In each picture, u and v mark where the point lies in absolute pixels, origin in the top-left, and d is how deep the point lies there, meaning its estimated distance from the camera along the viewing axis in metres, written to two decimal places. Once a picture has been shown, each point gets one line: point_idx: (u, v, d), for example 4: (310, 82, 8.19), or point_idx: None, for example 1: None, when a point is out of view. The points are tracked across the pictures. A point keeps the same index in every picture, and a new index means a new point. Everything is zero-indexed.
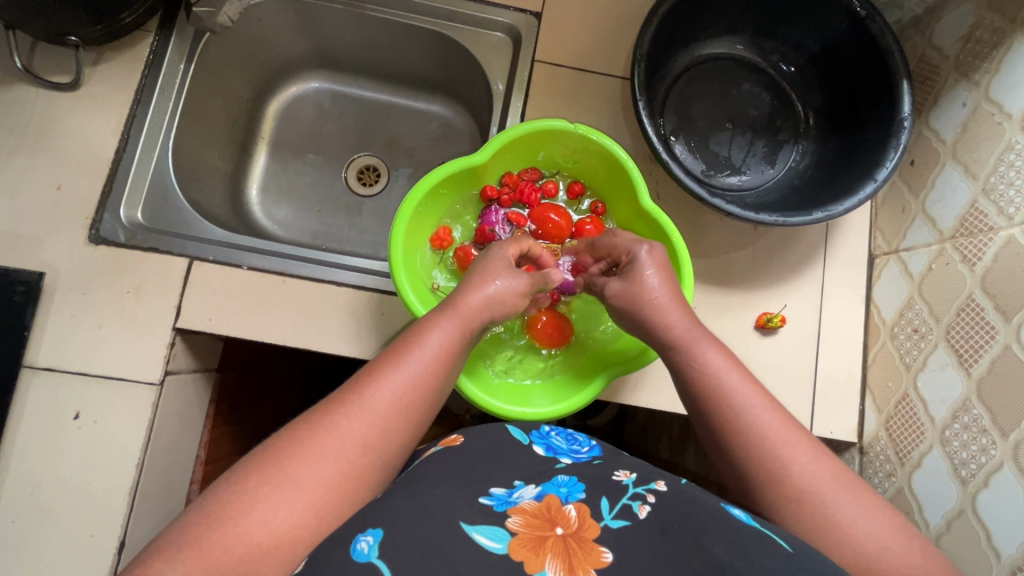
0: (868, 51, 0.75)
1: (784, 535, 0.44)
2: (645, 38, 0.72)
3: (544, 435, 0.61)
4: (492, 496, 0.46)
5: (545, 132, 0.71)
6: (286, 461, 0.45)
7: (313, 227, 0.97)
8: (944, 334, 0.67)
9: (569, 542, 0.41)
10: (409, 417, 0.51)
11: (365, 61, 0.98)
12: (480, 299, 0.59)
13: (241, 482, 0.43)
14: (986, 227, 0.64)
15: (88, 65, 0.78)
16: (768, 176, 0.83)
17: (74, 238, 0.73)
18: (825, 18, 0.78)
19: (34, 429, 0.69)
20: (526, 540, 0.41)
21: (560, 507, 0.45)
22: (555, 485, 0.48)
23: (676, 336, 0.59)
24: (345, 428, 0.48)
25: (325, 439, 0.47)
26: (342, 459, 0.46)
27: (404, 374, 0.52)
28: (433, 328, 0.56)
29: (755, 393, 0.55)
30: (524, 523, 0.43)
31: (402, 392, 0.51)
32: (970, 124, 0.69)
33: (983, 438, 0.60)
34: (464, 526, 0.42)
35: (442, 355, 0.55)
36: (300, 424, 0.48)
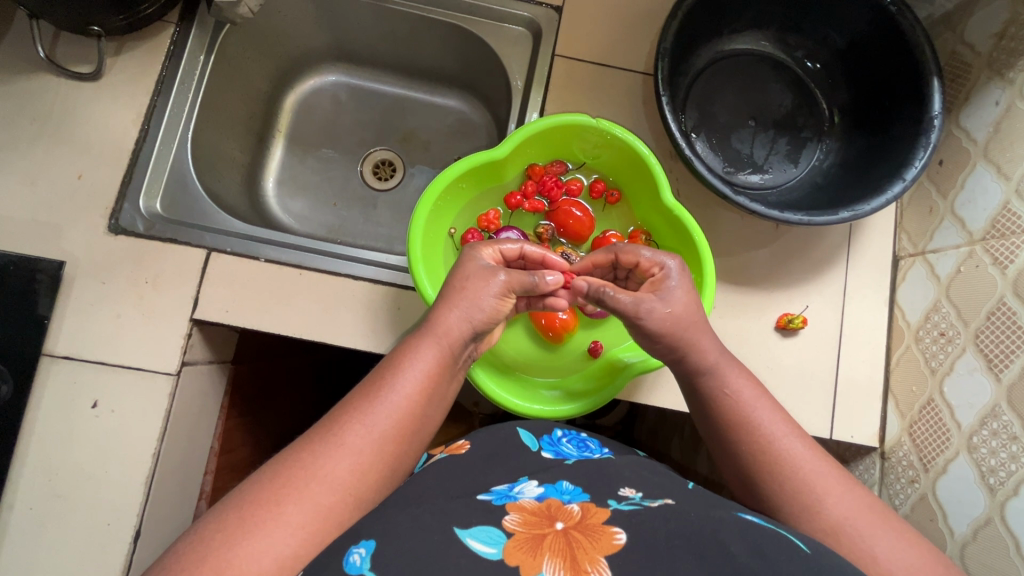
0: (897, 47, 0.73)
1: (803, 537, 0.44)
2: (669, 33, 0.70)
3: (555, 441, 0.61)
4: (493, 492, 0.48)
5: (566, 127, 0.70)
6: (260, 503, 0.44)
7: (328, 220, 0.97)
8: (973, 338, 0.66)
9: (571, 534, 0.41)
10: (389, 449, 0.51)
11: (384, 54, 0.98)
12: (460, 316, 0.58)
13: (226, 516, 0.44)
14: (1019, 229, 0.62)
15: (110, 55, 0.78)
16: (791, 175, 0.82)
17: (94, 227, 0.73)
18: (853, 14, 0.76)
19: (51, 417, 0.69)
20: (522, 541, 0.40)
21: (560, 504, 0.45)
22: (558, 490, 0.48)
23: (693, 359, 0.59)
24: (322, 465, 0.48)
25: (302, 476, 0.47)
26: (318, 497, 0.46)
27: (381, 406, 0.53)
28: (412, 354, 0.57)
29: (778, 416, 0.56)
30: (521, 522, 0.42)
31: (379, 424, 0.52)
32: (1003, 124, 0.67)
33: (1013, 445, 0.58)
34: (457, 531, 0.41)
35: (422, 382, 0.55)
36: (275, 465, 0.48)
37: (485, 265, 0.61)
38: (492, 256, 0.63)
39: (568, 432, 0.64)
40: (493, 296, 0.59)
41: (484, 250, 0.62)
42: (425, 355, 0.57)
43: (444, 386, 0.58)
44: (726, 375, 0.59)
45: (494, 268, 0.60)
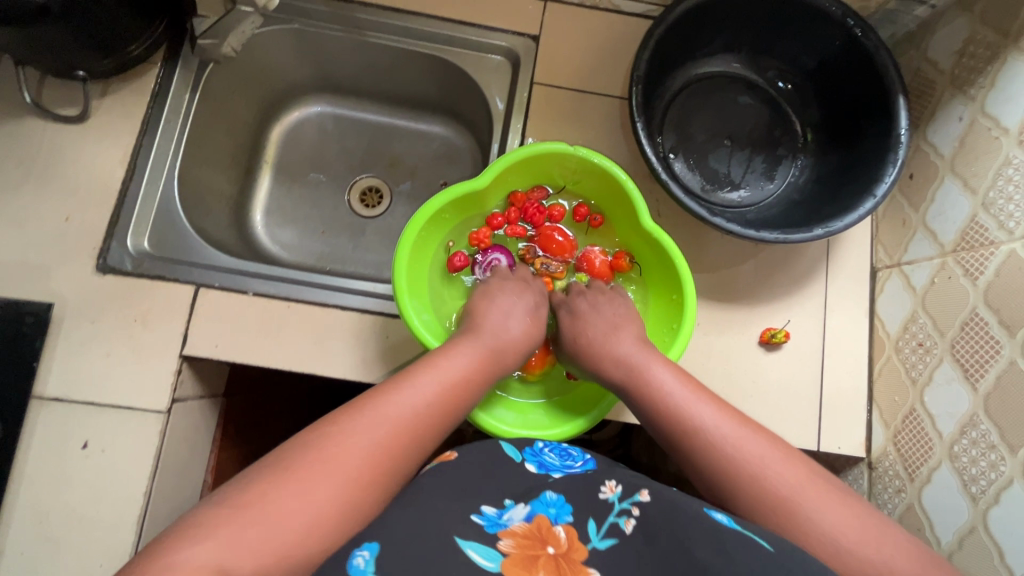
0: (864, 67, 0.76)
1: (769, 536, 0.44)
2: (642, 60, 0.72)
3: (538, 452, 0.60)
4: (484, 516, 0.47)
5: (545, 155, 0.72)
6: (293, 468, 0.45)
7: (317, 248, 0.98)
8: (949, 348, 0.67)
9: (561, 563, 0.42)
10: (416, 444, 0.52)
11: (367, 84, 1.00)
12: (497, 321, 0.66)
13: (295, 449, 0.47)
14: (987, 241, 0.64)
15: (95, 97, 0.80)
16: (768, 191, 0.84)
17: (82, 268, 0.74)
18: (820, 37, 0.79)
19: (41, 459, 0.69)
20: (518, 560, 0.42)
21: (550, 527, 0.45)
22: (544, 503, 0.48)
23: (674, 407, 0.59)
24: (354, 442, 0.48)
25: (335, 449, 0.47)
26: (346, 474, 0.46)
27: (414, 398, 0.54)
28: (455, 350, 0.62)
29: (782, 465, 0.52)
30: (516, 544, 0.43)
31: (410, 416, 0.53)
32: (967, 139, 0.70)
33: (992, 454, 0.59)
34: (459, 541, 0.43)
35: (467, 369, 0.60)
36: (309, 434, 0.48)
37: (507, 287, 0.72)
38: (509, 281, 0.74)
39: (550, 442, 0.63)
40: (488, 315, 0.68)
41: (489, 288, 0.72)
42: (472, 348, 0.63)
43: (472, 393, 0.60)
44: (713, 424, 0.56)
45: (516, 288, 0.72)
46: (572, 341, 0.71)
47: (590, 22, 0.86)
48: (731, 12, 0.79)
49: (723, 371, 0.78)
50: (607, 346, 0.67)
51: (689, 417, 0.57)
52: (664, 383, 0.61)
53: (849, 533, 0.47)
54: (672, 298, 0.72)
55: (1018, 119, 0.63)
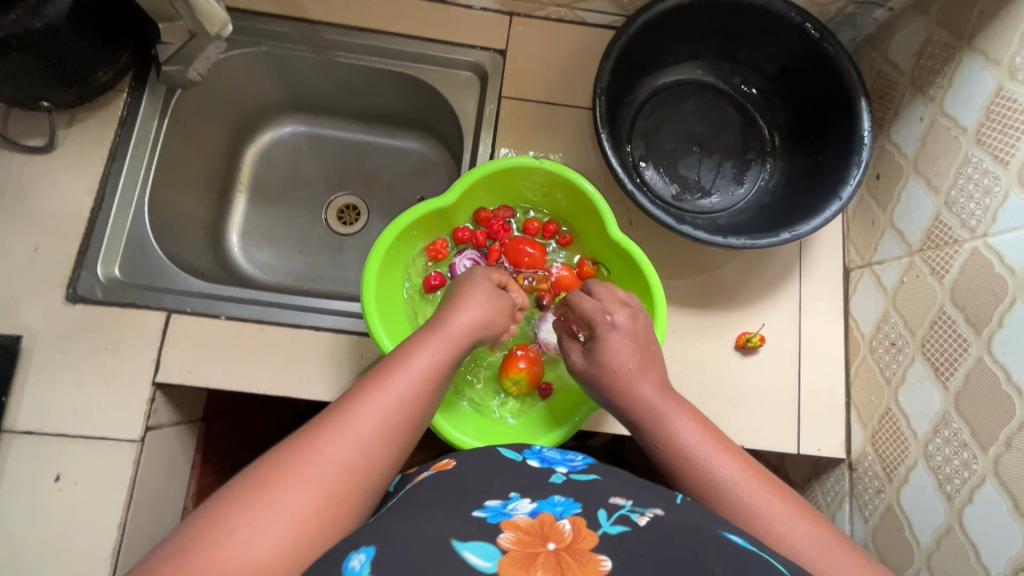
0: (825, 70, 0.76)
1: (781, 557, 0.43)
2: (605, 71, 0.72)
3: (537, 449, 0.60)
4: (487, 508, 0.45)
5: (512, 169, 0.73)
6: (268, 484, 0.41)
7: (295, 268, 0.98)
8: (920, 346, 0.68)
9: (563, 556, 0.38)
10: (399, 436, 0.49)
11: (339, 103, 1.00)
12: (471, 313, 0.61)
13: (244, 486, 0.41)
14: (951, 239, 0.65)
15: (62, 126, 0.80)
16: (738, 196, 0.84)
17: (52, 298, 0.74)
18: (781, 42, 0.79)
19: (13, 493, 0.69)
20: (517, 557, 0.38)
21: (553, 522, 0.42)
22: (551, 502, 0.46)
23: (692, 461, 0.54)
24: (331, 448, 0.45)
25: (311, 459, 0.43)
26: (329, 480, 0.43)
27: (392, 393, 0.50)
28: (417, 350, 0.56)
29: (808, 525, 0.47)
30: (516, 539, 0.40)
31: (389, 410, 0.49)
32: (928, 138, 0.70)
33: (964, 452, 0.60)
34: (454, 543, 0.39)
35: (430, 371, 0.54)
36: (280, 447, 0.44)
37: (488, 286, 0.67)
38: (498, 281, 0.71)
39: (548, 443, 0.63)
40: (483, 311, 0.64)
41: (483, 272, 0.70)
42: (433, 345, 0.57)
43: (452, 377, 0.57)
44: (733, 479, 0.51)
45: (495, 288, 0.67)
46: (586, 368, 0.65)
47: (556, 35, 0.87)
48: (693, 21, 0.79)
49: (702, 378, 0.78)
50: (629, 391, 0.61)
51: (707, 471, 0.53)
52: (683, 433, 0.56)
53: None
54: None
55: (976, 119, 0.64)
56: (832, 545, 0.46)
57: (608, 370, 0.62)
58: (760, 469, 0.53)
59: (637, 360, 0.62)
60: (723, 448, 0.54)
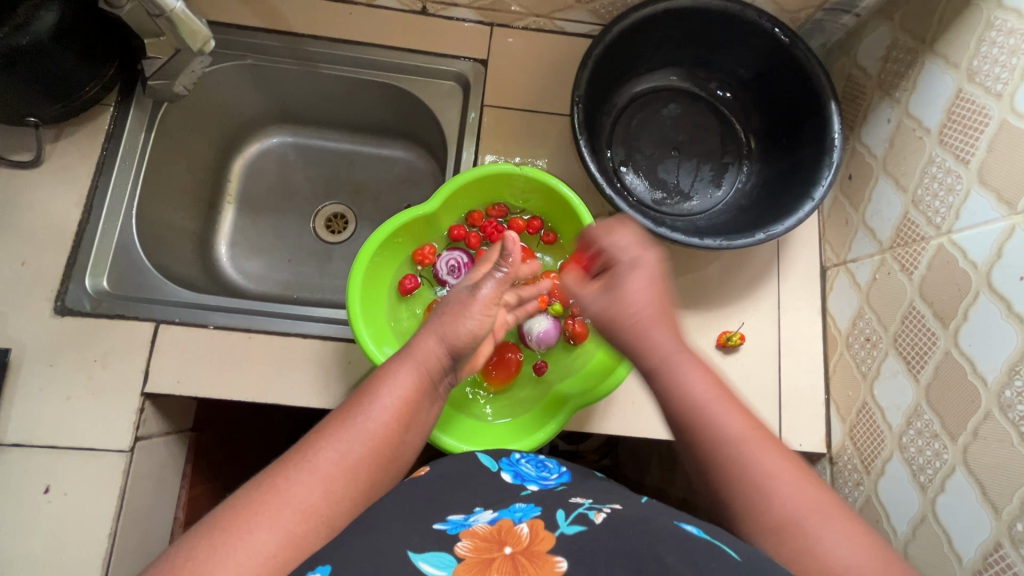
0: (796, 76, 0.79)
1: (734, 544, 0.44)
2: (582, 80, 0.74)
3: (514, 461, 0.62)
4: (449, 522, 0.47)
5: (494, 176, 0.75)
6: (229, 530, 0.42)
7: (284, 277, 0.99)
8: (893, 341, 0.70)
9: (519, 559, 0.41)
10: (363, 476, 0.50)
11: (326, 113, 1.02)
12: (439, 337, 0.61)
13: (213, 527, 0.43)
14: (918, 237, 0.67)
15: (49, 141, 0.80)
16: (716, 199, 0.86)
17: (40, 311, 0.74)
18: (752, 49, 0.82)
19: (3, 506, 0.69)
20: (472, 565, 0.41)
21: (511, 527, 0.45)
22: (511, 511, 0.48)
23: (696, 408, 0.50)
24: (293, 491, 0.46)
25: (272, 503, 0.45)
26: (289, 525, 0.44)
27: (356, 432, 0.51)
28: (388, 380, 0.56)
29: (810, 492, 0.45)
30: (472, 546, 0.43)
31: (354, 450, 0.50)
32: (896, 139, 0.73)
33: (936, 442, 0.61)
34: (410, 554, 0.42)
35: (401, 403, 0.55)
36: (246, 490, 0.46)
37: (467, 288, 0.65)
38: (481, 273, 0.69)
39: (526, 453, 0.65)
40: (471, 320, 0.63)
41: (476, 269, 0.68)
42: (404, 374, 0.57)
43: (422, 411, 0.58)
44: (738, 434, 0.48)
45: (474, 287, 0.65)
46: (599, 309, 0.58)
47: (536, 45, 0.89)
48: (667, 30, 0.82)
49: None
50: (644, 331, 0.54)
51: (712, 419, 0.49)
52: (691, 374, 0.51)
53: (875, 571, 0.42)
54: None
55: (938, 120, 0.66)
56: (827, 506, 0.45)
57: (627, 307, 0.56)
58: (760, 426, 0.50)
59: (655, 302, 0.56)
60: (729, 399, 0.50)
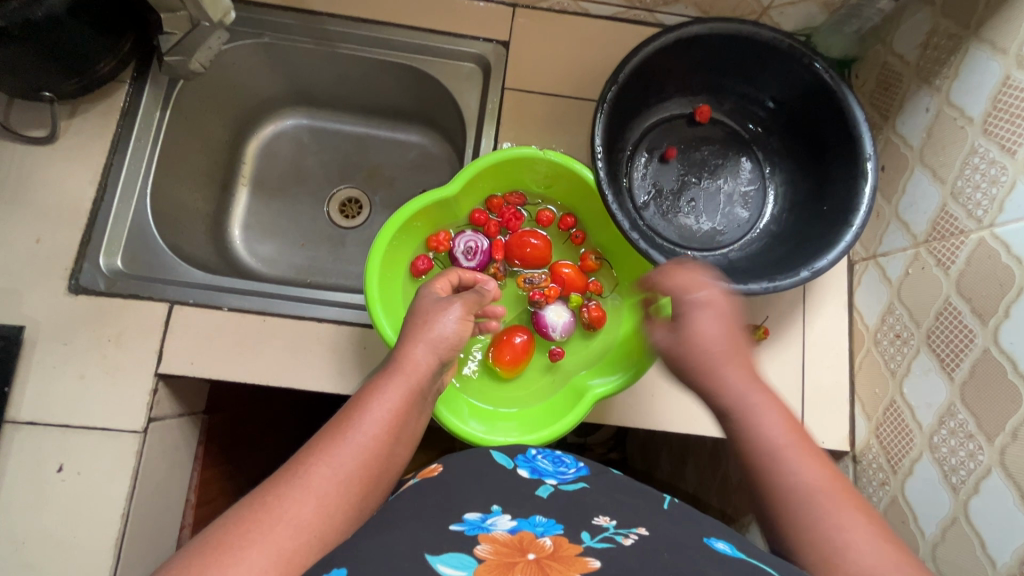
0: (822, 100, 0.75)
1: (773, 563, 0.42)
2: (600, 121, 0.71)
3: (531, 458, 0.61)
4: (465, 522, 0.46)
5: (516, 160, 0.73)
6: (217, 552, 0.40)
7: (297, 262, 0.97)
8: (926, 338, 0.67)
9: (543, 564, 0.40)
10: (357, 489, 0.48)
11: (342, 95, 1.00)
12: (424, 349, 0.59)
13: (204, 549, 0.41)
14: (957, 230, 0.64)
15: (64, 118, 0.79)
16: (745, 228, 0.83)
17: (54, 289, 0.74)
18: (774, 71, 0.78)
19: (16, 483, 0.69)
20: (493, 567, 0.39)
21: (533, 539, 0.44)
22: (532, 523, 0.47)
23: (766, 445, 0.50)
24: (284, 508, 0.44)
25: (262, 522, 0.43)
26: (280, 543, 0.42)
27: (347, 446, 0.50)
28: (377, 393, 0.55)
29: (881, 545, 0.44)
30: (493, 551, 0.41)
31: (345, 464, 0.49)
32: (934, 129, 0.70)
33: (970, 443, 0.59)
34: (427, 557, 0.40)
35: (391, 414, 0.54)
36: (236, 511, 0.44)
37: (439, 300, 0.64)
38: (445, 288, 0.68)
39: (543, 448, 0.64)
40: (449, 326, 0.62)
41: (435, 284, 0.67)
42: (393, 386, 0.56)
43: (414, 422, 0.57)
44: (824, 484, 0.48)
45: (448, 300, 0.64)
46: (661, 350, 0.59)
47: (559, 27, 0.87)
48: (684, 54, 0.77)
49: None
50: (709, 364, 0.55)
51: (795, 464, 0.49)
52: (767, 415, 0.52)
53: None
54: (647, 298, 0.73)
55: (983, 108, 0.63)
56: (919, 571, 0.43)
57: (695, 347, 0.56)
58: (836, 473, 0.49)
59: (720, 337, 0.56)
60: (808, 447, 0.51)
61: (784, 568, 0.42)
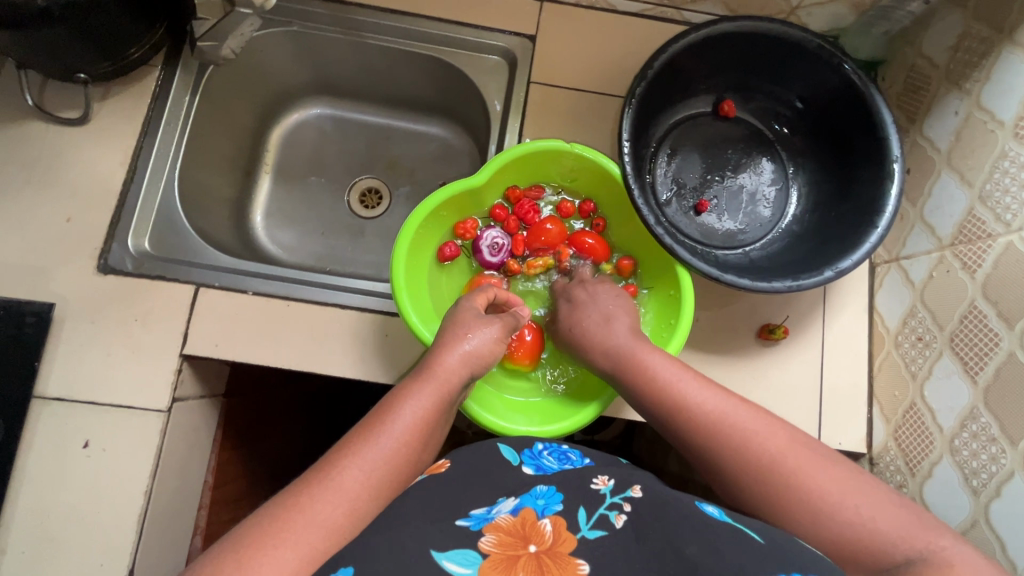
0: (850, 101, 0.75)
1: (758, 528, 0.45)
2: (628, 116, 0.71)
3: (536, 455, 0.60)
4: (472, 516, 0.46)
5: (543, 152, 0.73)
6: (253, 547, 0.41)
7: (317, 250, 0.98)
8: (949, 341, 0.67)
9: (543, 559, 0.40)
10: (387, 493, 0.49)
11: (366, 86, 1.00)
12: (455, 358, 0.61)
13: (237, 545, 0.41)
14: (985, 234, 0.64)
15: (96, 100, 0.80)
16: (766, 226, 0.83)
17: (83, 268, 0.75)
18: (803, 70, 0.78)
19: (42, 458, 0.70)
20: (496, 562, 0.40)
21: (535, 521, 0.44)
22: (533, 498, 0.48)
23: (664, 391, 0.59)
24: (316, 507, 0.44)
25: (297, 520, 0.43)
26: (314, 542, 0.43)
27: (380, 449, 0.50)
28: (407, 398, 0.56)
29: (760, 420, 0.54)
30: (497, 543, 0.42)
31: (377, 466, 0.49)
32: (963, 132, 0.70)
33: (993, 447, 0.59)
34: (433, 554, 0.41)
35: (420, 419, 0.55)
36: (267, 509, 0.44)
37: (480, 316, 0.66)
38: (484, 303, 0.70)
39: (549, 444, 0.63)
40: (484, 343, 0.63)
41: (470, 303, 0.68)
42: (423, 392, 0.57)
43: (440, 429, 0.58)
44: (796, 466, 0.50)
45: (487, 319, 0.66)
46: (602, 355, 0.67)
47: (586, 22, 0.87)
48: (711, 52, 0.77)
49: (724, 370, 0.78)
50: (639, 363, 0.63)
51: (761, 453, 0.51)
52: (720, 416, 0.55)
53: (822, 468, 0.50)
54: (670, 293, 0.74)
55: (1015, 112, 0.63)
56: (899, 522, 0.46)
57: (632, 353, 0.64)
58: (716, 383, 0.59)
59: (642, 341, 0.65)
60: (768, 424, 0.54)
61: (770, 532, 0.45)
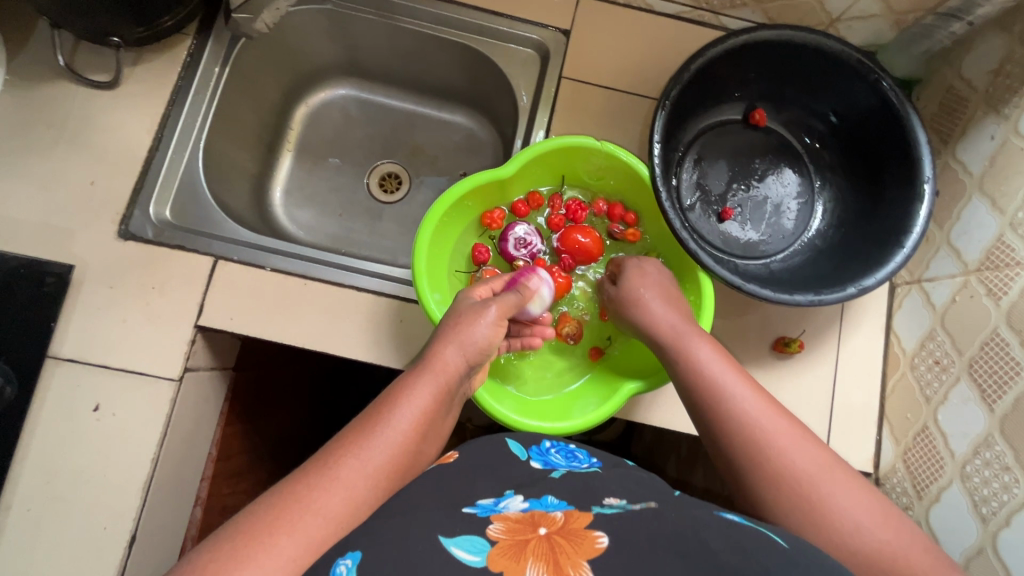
0: (884, 117, 0.74)
1: (780, 533, 0.43)
2: (660, 120, 0.70)
3: (544, 452, 0.60)
4: (478, 506, 0.46)
5: (572, 148, 0.73)
6: (249, 538, 0.41)
7: (334, 231, 0.98)
8: (967, 367, 0.67)
9: (554, 538, 0.40)
10: (389, 483, 0.49)
11: (394, 70, 1.00)
12: (455, 350, 0.61)
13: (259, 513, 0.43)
14: (1013, 261, 0.64)
15: (127, 65, 0.80)
16: (789, 238, 0.83)
17: (104, 232, 0.75)
18: (839, 85, 0.77)
19: (53, 417, 0.70)
20: (506, 548, 0.39)
21: (544, 511, 0.44)
22: (543, 502, 0.46)
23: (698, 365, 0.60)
24: (329, 484, 0.46)
25: (299, 511, 0.43)
26: (311, 532, 0.43)
27: (381, 439, 0.51)
28: (411, 388, 0.57)
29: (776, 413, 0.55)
30: (506, 530, 0.41)
31: (375, 459, 0.49)
32: (998, 158, 0.69)
33: (1006, 476, 0.59)
34: (441, 540, 0.40)
35: (424, 410, 0.55)
36: (284, 484, 0.46)
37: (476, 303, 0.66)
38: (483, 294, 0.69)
39: (556, 444, 0.63)
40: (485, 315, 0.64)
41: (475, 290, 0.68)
42: (425, 383, 0.57)
43: (439, 421, 0.58)
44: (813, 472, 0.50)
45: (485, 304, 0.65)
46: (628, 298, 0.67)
47: (621, 21, 0.86)
48: (746, 59, 0.76)
49: None
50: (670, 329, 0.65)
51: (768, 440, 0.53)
52: (749, 407, 0.55)
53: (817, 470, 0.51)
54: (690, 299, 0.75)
55: None
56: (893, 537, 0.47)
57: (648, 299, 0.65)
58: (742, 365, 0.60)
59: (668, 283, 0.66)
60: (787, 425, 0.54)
61: (792, 539, 0.43)
